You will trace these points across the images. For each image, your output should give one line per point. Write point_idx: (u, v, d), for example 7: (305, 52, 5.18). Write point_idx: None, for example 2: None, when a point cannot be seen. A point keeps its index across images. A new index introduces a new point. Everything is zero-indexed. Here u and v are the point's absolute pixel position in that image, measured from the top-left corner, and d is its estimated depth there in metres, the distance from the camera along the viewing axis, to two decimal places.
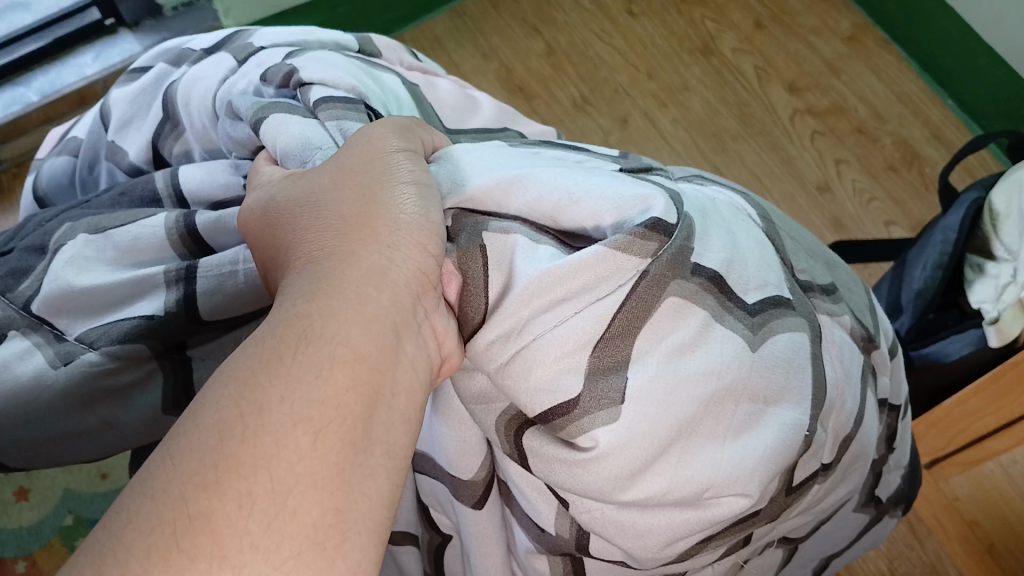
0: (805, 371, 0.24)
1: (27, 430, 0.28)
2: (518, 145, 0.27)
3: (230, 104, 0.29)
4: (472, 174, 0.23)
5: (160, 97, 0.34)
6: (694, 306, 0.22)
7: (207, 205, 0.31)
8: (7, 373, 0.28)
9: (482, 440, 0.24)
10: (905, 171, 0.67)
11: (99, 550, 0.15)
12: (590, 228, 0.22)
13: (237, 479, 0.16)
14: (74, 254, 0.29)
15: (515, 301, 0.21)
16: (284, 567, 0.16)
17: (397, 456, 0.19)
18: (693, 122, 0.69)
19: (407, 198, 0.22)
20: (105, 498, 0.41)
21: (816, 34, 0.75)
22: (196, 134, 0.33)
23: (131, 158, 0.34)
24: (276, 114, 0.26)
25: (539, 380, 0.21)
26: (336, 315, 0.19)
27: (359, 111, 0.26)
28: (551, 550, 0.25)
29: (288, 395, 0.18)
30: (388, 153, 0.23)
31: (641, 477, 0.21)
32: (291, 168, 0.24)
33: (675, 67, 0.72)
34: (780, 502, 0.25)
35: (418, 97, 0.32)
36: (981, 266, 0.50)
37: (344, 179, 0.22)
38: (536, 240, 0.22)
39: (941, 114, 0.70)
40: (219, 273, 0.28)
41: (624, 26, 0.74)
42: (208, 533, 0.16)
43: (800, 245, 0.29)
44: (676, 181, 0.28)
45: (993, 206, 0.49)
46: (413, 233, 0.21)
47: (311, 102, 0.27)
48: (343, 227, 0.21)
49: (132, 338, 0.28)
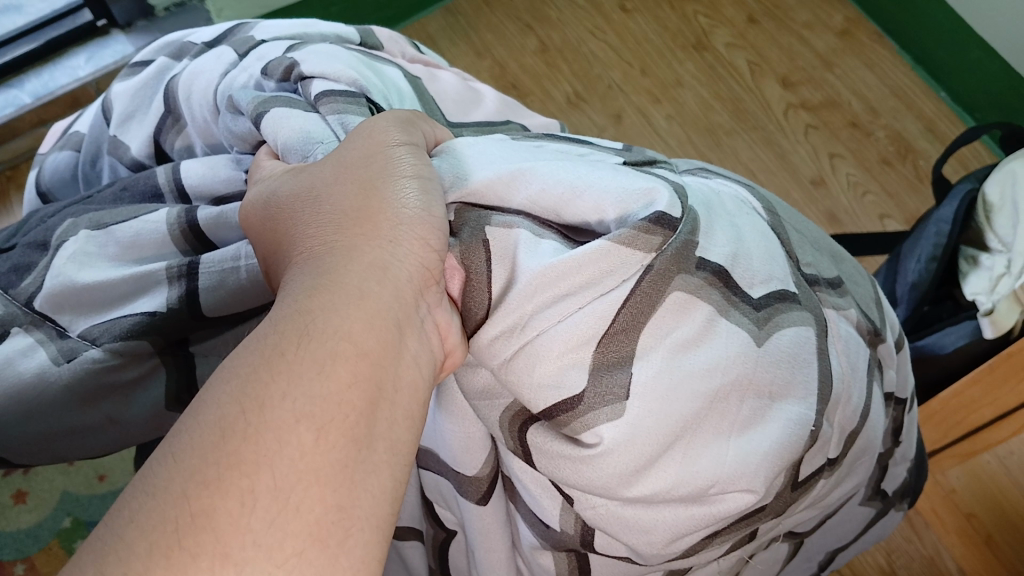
0: (812, 365, 0.24)
1: (33, 426, 0.28)
2: (521, 138, 0.27)
3: (231, 98, 0.29)
4: (473, 166, 0.23)
5: (162, 91, 0.34)
6: (698, 300, 0.22)
7: (209, 200, 0.31)
8: (11, 370, 0.28)
9: (486, 436, 0.25)
10: (899, 164, 0.68)
11: (100, 549, 0.15)
12: (594, 222, 0.22)
13: (239, 476, 0.16)
14: (76, 251, 0.29)
15: (519, 295, 0.21)
16: (287, 566, 0.16)
17: (401, 452, 0.18)
18: (687, 116, 0.71)
19: (409, 192, 0.22)
20: (102, 499, 0.49)
21: (809, 29, 0.77)
22: (197, 128, 0.33)
23: (133, 152, 0.34)
24: (277, 108, 0.26)
25: (543, 376, 0.20)
26: (338, 311, 0.19)
27: (360, 105, 0.27)
28: (556, 546, 0.25)
29: (291, 391, 0.17)
30: (389, 147, 0.22)
31: (646, 473, 0.21)
32: (292, 162, 0.25)
33: (667, 62, 0.74)
34: (786, 498, 0.25)
35: (419, 90, 0.32)
36: (975, 258, 0.51)
37: (346, 173, 0.22)
38: (538, 234, 0.22)
39: (934, 108, 0.72)
40: (219, 271, 0.28)
41: (616, 22, 0.76)
42: (210, 531, 0.15)
43: (806, 237, 0.28)
44: (680, 174, 0.28)
45: (986, 198, 0.51)
46: (415, 228, 0.21)
47: (312, 96, 0.27)
48: (344, 221, 0.21)
49: (134, 334, 0.28)
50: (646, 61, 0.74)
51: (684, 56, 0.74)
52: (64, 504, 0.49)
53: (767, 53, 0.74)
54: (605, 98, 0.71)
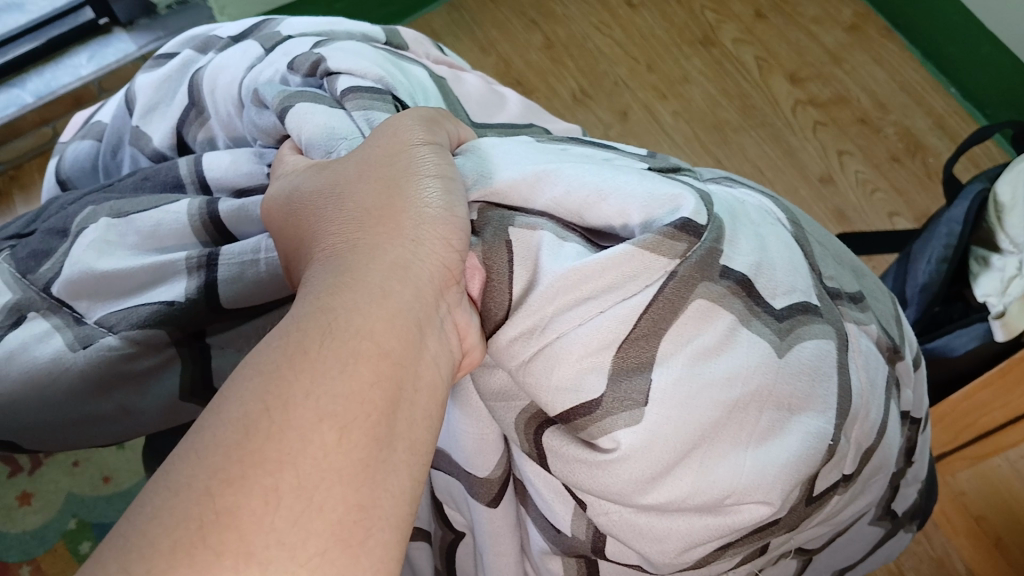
0: (831, 379, 0.24)
1: (49, 413, 0.28)
2: (546, 141, 0.27)
3: (257, 93, 0.29)
4: (498, 166, 0.23)
5: (186, 83, 0.34)
6: (721, 309, 0.22)
7: (231, 193, 0.31)
8: (26, 355, 0.28)
9: (499, 438, 0.24)
10: (908, 161, 0.68)
11: (122, 545, 0.15)
12: (618, 225, 0.22)
13: (262, 473, 0.16)
14: (97, 238, 0.29)
15: (540, 297, 0.21)
16: (309, 565, 0.15)
17: (419, 453, 0.18)
18: (694, 113, 0.70)
19: (432, 192, 0.21)
20: (106, 501, 0.47)
21: (817, 25, 0.76)
22: (221, 122, 0.33)
23: (155, 143, 0.34)
24: (302, 102, 0.26)
25: (561, 379, 0.20)
26: (358, 309, 0.19)
27: (385, 102, 0.26)
28: (566, 552, 0.25)
29: (313, 390, 0.17)
30: (412, 145, 0.22)
31: (662, 480, 0.21)
32: (315, 158, 0.25)
33: (674, 57, 0.74)
34: (800, 512, 0.25)
35: (444, 90, 0.32)
36: (986, 259, 0.50)
37: (367, 171, 0.22)
38: (562, 237, 0.22)
39: (944, 103, 0.71)
40: (239, 263, 0.28)
41: (623, 17, 0.76)
42: (234, 529, 0.15)
43: (829, 251, 0.28)
44: (704, 183, 0.28)
45: (998, 198, 0.50)
46: (437, 227, 0.21)
47: (339, 92, 0.27)
48: (367, 219, 0.21)
49: (151, 322, 0.28)
50: (652, 57, 0.74)
51: (691, 51, 0.74)
52: (70, 505, 0.46)
53: (775, 49, 0.74)
54: (611, 94, 0.71)
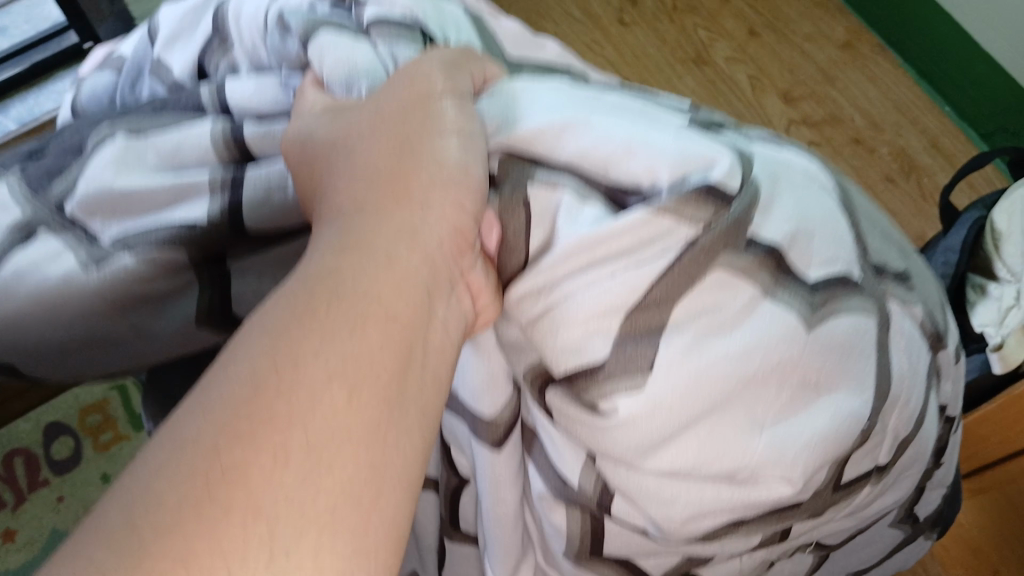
0: (868, 359, 0.23)
1: (60, 330, 0.28)
2: (586, 83, 0.26)
3: (280, 17, 0.29)
4: (524, 110, 0.23)
5: (210, 9, 0.33)
6: (741, 283, 0.21)
7: (253, 118, 0.30)
8: (38, 272, 0.28)
9: (510, 373, 0.24)
10: (902, 182, 0.66)
11: (121, 504, 0.14)
12: (645, 186, 0.22)
13: (270, 430, 0.15)
14: (116, 156, 0.29)
15: (554, 257, 0.21)
16: (320, 521, 0.15)
17: (431, 415, 0.18)
18: None
19: (450, 148, 0.21)
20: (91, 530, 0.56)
21: (811, 43, 0.76)
22: (245, 50, 0.32)
23: (174, 72, 0.33)
24: (327, 30, 0.27)
25: (568, 339, 0.21)
26: (368, 271, 0.18)
27: (413, 34, 0.27)
28: (577, 507, 0.23)
29: (322, 349, 0.16)
30: (433, 98, 0.22)
31: (668, 444, 0.21)
32: (335, 93, 0.26)
33: (667, 77, 0.74)
34: (825, 499, 0.24)
35: (479, 22, 0.30)
36: (982, 288, 0.50)
37: (383, 113, 0.22)
38: (582, 198, 0.21)
39: (938, 122, 0.70)
40: (266, 187, 0.27)
41: (613, 36, 0.77)
42: (243, 485, 0.14)
43: (880, 228, 0.26)
44: (749, 138, 0.27)
45: (994, 225, 0.49)
46: (451, 170, 0.21)
47: (362, 21, 0.28)
48: (378, 178, 0.20)
49: (170, 243, 0.27)
50: (644, 72, 0.74)
51: (683, 70, 0.74)
52: (52, 540, 0.55)
53: (768, 68, 0.74)
54: None
